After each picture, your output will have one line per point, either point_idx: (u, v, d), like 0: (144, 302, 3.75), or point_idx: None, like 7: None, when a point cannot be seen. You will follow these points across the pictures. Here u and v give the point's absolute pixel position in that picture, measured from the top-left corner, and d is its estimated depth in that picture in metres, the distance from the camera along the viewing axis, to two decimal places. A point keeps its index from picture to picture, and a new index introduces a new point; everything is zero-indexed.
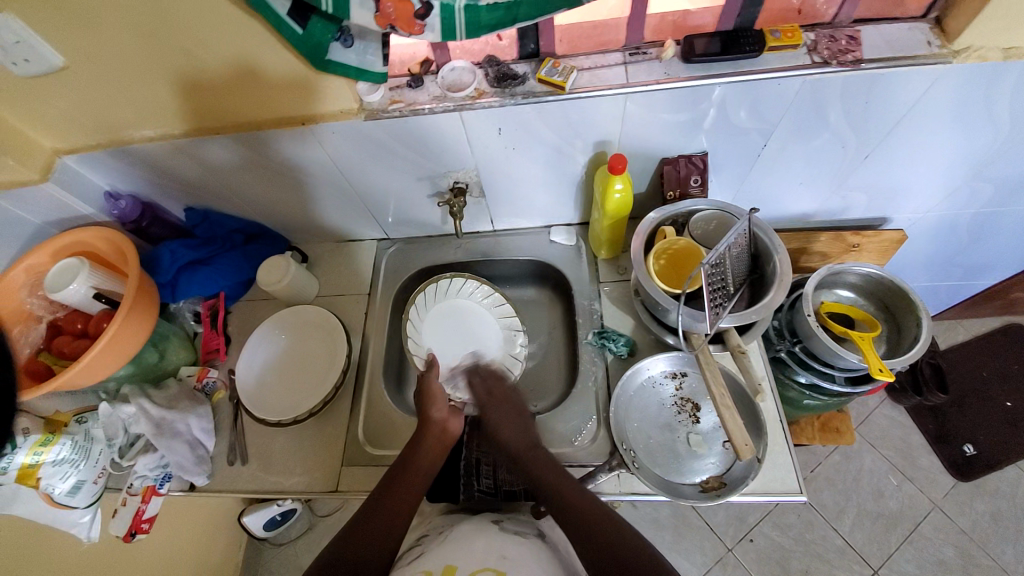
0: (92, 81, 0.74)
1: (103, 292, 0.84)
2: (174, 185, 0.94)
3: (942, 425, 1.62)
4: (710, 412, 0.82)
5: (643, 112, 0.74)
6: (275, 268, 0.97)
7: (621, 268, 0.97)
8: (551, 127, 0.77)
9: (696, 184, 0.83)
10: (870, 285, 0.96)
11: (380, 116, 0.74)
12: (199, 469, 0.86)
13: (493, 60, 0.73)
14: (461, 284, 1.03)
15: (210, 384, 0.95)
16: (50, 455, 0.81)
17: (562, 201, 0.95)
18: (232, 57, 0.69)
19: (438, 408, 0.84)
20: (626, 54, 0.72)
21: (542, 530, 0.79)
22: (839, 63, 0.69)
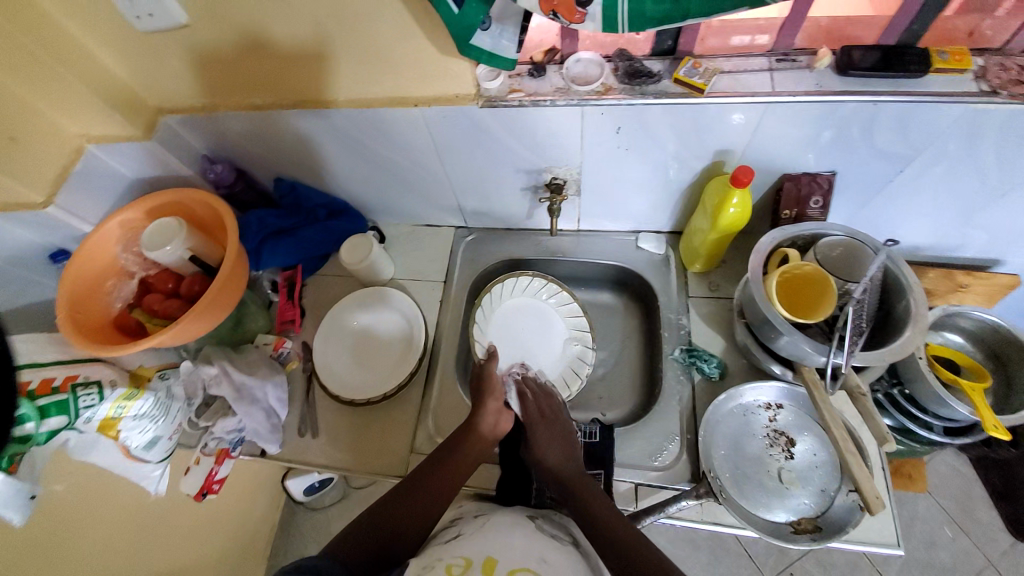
0: (215, 43, 0.73)
1: (196, 254, 0.84)
2: (269, 155, 0.94)
3: (1010, 481, 1.37)
4: (807, 449, 0.78)
5: (779, 125, 0.69)
6: (357, 248, 0.97)
7: (712, 284, 0.92)
8: (673, 132, 0.73)
9: (816, 206, 0.78)
10: (985, 333, 0.89)
11: (497, 103, 0.72)
12: (274, 437, 0.87)
13: (624, 55, 0.70)
14: (536, 283, 0.99)
15: (285, 354, 0.96)
16: (132, 410, 0.77)
17: (660, 206, 0.91)
18: (364, 34, 0.68)
19: (495, 399, 0.79)
20: (773, 60, 0.68)
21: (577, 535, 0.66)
22: (1009, 94, 0.62)
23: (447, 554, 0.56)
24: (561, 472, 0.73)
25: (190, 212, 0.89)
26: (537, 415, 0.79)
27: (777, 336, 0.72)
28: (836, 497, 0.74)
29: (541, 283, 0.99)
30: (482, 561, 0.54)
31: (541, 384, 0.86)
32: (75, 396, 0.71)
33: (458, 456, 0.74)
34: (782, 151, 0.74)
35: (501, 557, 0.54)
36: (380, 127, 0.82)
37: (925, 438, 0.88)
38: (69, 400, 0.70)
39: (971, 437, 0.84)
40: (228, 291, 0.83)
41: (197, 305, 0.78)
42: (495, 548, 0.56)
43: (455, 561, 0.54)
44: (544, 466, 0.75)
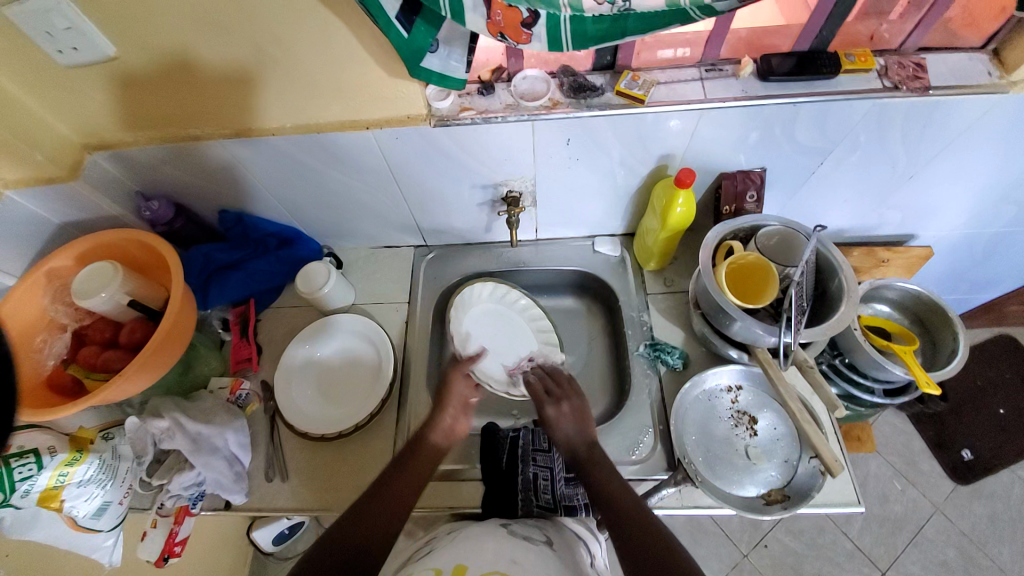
0: (145, 75, 0.69)
1: (137, 298, 0.78)
2: (211, 187, 0.90)
3: (941, 432, 1.56)
4: (767, 425, 0.83)
5: (714, 128, 0.75)
6: (314, 275, 0.94)
7: (667, 280, 0.97)
8: (620, 140, 0.77)
9: (752, 199, 0.84)
10: (907, 301, 1.00)
11: (449, 122, 0.73)
12: (237, 486, 0.82)
13: (568, 71, 0.73)
14: (503, 292, 1.00)
15: (244, 396, 0.91)
16: (76, 476, 0.72)
17: (613, 210, 0.95)
18: (306, 59, 0.67)
19: (456, 410, 0.79)
20: (702, 70, 0.74)
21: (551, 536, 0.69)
22: (908, 88, 0.71)
23: (422, 566, 0.58)
24: (575, 445, 0.74)
25: (127, 254, 0.82)
26: (545, 396, 0.81)
27: (731, 322, 0.77)
28: (798, 465, 0.79)
29: (507, 291, 1.00)
30: (453, 568, 0.56)
31: (544, 367, 0.88)
32: (9, 469, 0.66)
33: (433, 473, 0.73)
34: (719, 152, 0.81)
35: (471, 563, 0.57)
36: (330, 151, 0.80)
37: (869, 401, 0.97)
38: (2, 474, 0.65)
39: (908, 395, 0.94)
40: (175, 331, 0.78)
41: (142, 352, 0.72)
42: (466, 555, 0.59)
43: (426, 573, 0.57)
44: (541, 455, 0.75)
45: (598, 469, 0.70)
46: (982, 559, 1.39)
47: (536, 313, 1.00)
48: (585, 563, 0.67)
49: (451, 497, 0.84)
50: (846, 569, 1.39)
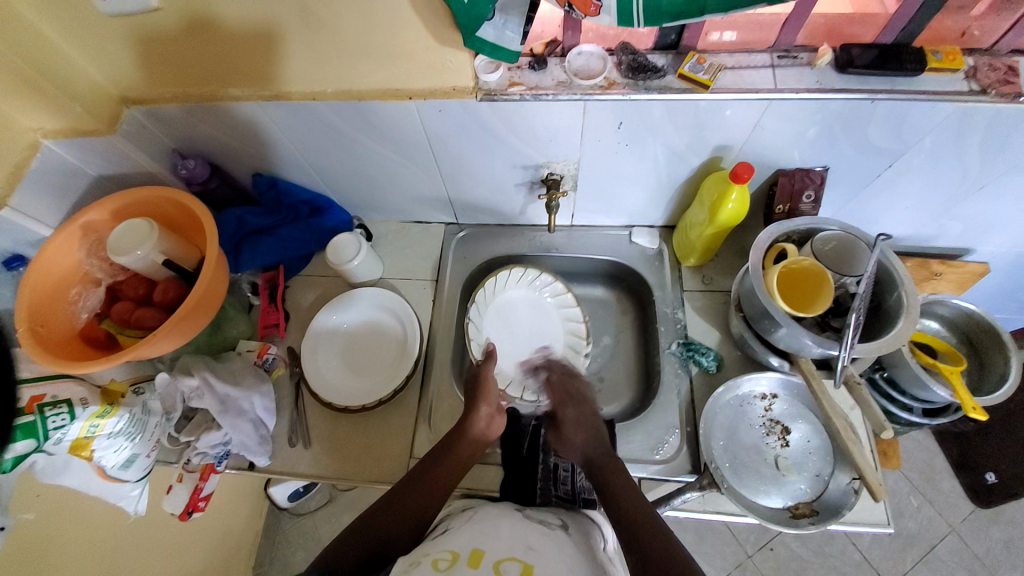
0: (188, 28, 0.67)
1: (172, 257, 0.78)
2: (247, 150, 0.88)
3: (965, 451, 1.50)
4: (800, 436, 0.80)
5: (778, 121, 0.70)
6: (345, 246, 0.93)
7: (705, 277, 0.93)
8: (675, 127, 0.72)
9: (809, 199, 0.80)
10: (959, 319, 0.94)
11: (497, 96, 0.70)
12: (262, 449, 0.83)
13: (628, 48, 0.68)
14: (539, 278, 0.96)
15: (270, 360, 0.91)
16: (107, 428, 0.73)
17: (656, 201, 0.91)
18: (352, 20, 0.63)
19: (488, 403, 0.78)
20: (774, 56, 0.69)
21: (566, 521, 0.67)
22: (998, 92, 0.64)
23: (436, 547, 0.56)
24: (591, 451, 0.74)
25: (162, 212, 0.82)
26: (564, 396, 0.82)
27: (776, 327, 0.73)
28: (830, 481, 0.76)
29: (545, 278, 0.96)
30: (469, 554, 0.54)
31: (563, 366, 0.88)
32: (44, 416, 0.67)
33: (455, 458, 0.73)
34: (781, 147, 0.75)
35: (487, 548, 0.55)
36: (370, 120, 0.78)
37: (906, 419, 0.92)
38: (37, 422, 0.66)
39: (948, 416, 0.89)
40: (211, 290, 0.78)
41: (176, 314, 0.73)
42: (481, 540, 0.56)
43: (441, 554, 0.54)
44: None
45: (611, 473, 0.70)
46: None
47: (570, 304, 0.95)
48: (600, 549, 0.64)
49: (471, 478, 0.83)
50: None
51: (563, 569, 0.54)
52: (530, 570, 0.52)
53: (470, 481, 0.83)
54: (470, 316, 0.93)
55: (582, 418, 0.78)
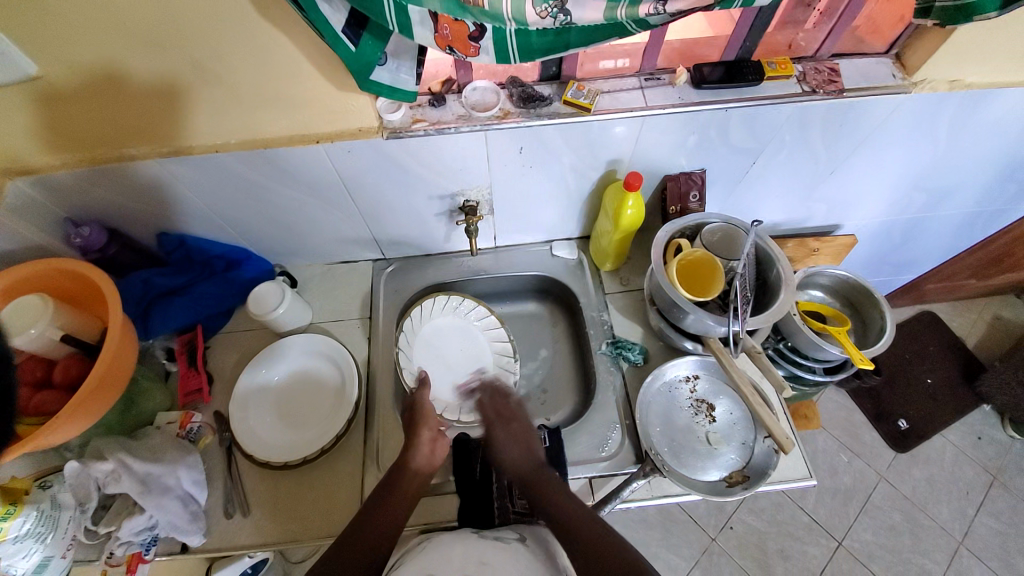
0: (75, 94, 0.66)
1: (72, 332, 0.73)
2: (151, 210, 0.85)
3: (878, 404, 1.69)
4: (725, 410, 0.88)
5: (656, 134, 0.80)
6: (268, 296, 0.91)
7: (623, 279, 1.01)
8: (571, 147, 0.80)
9: (695, 200, 0.90)
10: (838, 285, 1.09)
11: (402, 133, 0.74)
12: (194, 526, 0.78)
13: (516, 82, 0.76)
14: (465, 305, 1.00)
15: (195, 429, 0.85)
16: (10, 531, 0.66)
17: (569, 215, 0.98)
18: (250, 72, 0.66)
19: (428, 427, 0.79)
20: (642, 79, 0.79)
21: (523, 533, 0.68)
22: (825, 91, 0.78)
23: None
24: (523, 468, 0.73)
25: (56, 287, 0.77)
26: (495, 416, 0.80)
27: (686, 316, 0.81)
28: (755, 445, 0.84)
29: (470, 303, 1.00)
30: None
31: (496, 384, 0.86)
32: None
33: (405, 492, 0.72)
34: (665, 155, 0.85)
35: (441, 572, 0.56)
36: (279, 167, 0.78)
37: (812, 380, 1.03)
38: None
39: (846, 372, 1.01)
40: (120, 360, 0.74)
41: (82, 389, 0.68)
42: (434, 564, 0.58)
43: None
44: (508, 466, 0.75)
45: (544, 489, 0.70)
46: (922, 519, 1.51)
47: (496, 325, 0.99)
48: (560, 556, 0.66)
49: (426, 513, 0.82)
50: (805, 541, 1.48)
51: None
52: None
53: (426, 514, 0.82)
54: (399, 344, 0.94)
55: (516, 435, 0.76)
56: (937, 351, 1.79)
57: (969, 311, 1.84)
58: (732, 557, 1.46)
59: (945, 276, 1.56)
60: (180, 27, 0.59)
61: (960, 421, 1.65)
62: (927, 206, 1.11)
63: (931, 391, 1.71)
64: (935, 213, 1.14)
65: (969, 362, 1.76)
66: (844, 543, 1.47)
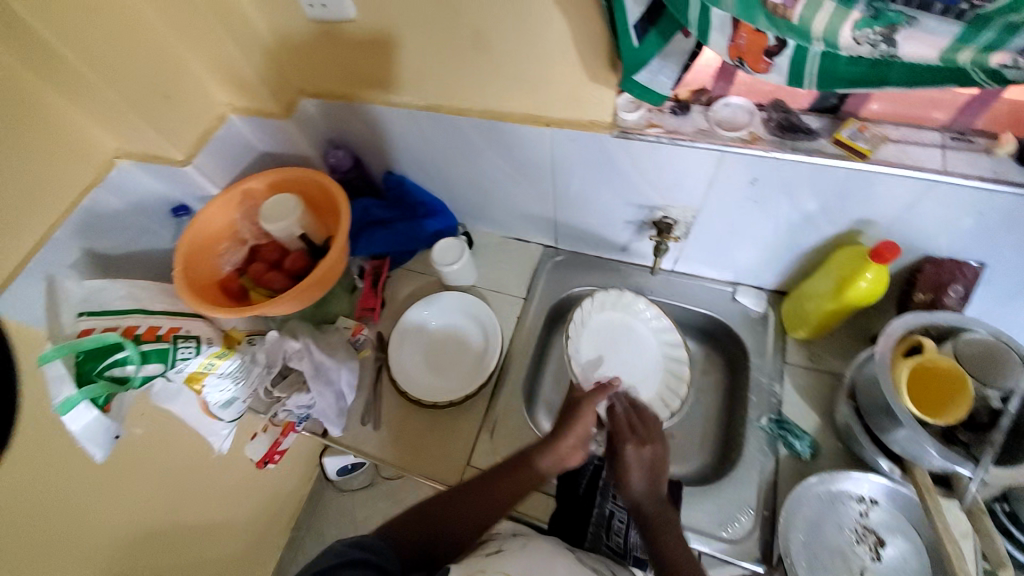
0: (373, 40, 0.76)
1: (307, 233, 0.87)
2: (386, 148, 0.96)
3: None
4: (897, 553, 0.71)
5: (937, 206, 0.65)
6: (451, 249, 0.99)
7: (813, 355, 0.86)
8: (815, 194, 0.69)
9: (955, 295, 0.71)
10: None
11: (633, 135, 0.71)
12: (338, 420, 0.89)
13: (779, 106, 0.67)
14: (647, 309, 0.92)
15: (361, 341, 0.98)
16: (220, 368, 0.82)
17: (773, 263, 0.86)
18: (517, 47, 0.68)
19: (572, 438, 0.73)
20: (947, 137, 0.64)
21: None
22: None
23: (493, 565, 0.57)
24: (643, 501, 0.69)
25: (307, 192, 0.91)
26: (628, 432, 0.73)
27: (895, 428, 0.66)
28: None
29: (653, 309, 0.92)
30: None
31: (631, 399, 0.79)
32: (176, 346, 0.77)
33: (518, 483, 0.71)
34: (932, 231, 0.69)
35: None
36: (504, 140, 0.82)
37: None
38: (170, 349, 0.76)
39: None
40: (330, 271, 0.85)
41: (300, 285, 0.81)
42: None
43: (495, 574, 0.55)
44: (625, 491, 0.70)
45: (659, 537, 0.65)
46: None
47: (675, 341, 0.91)
48: None
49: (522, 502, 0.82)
50: None
51: None
52: None
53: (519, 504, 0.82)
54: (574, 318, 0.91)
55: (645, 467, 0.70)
56: None
57: None
58: None
59: None
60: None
61: None
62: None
63: None
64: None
65: None
66: None
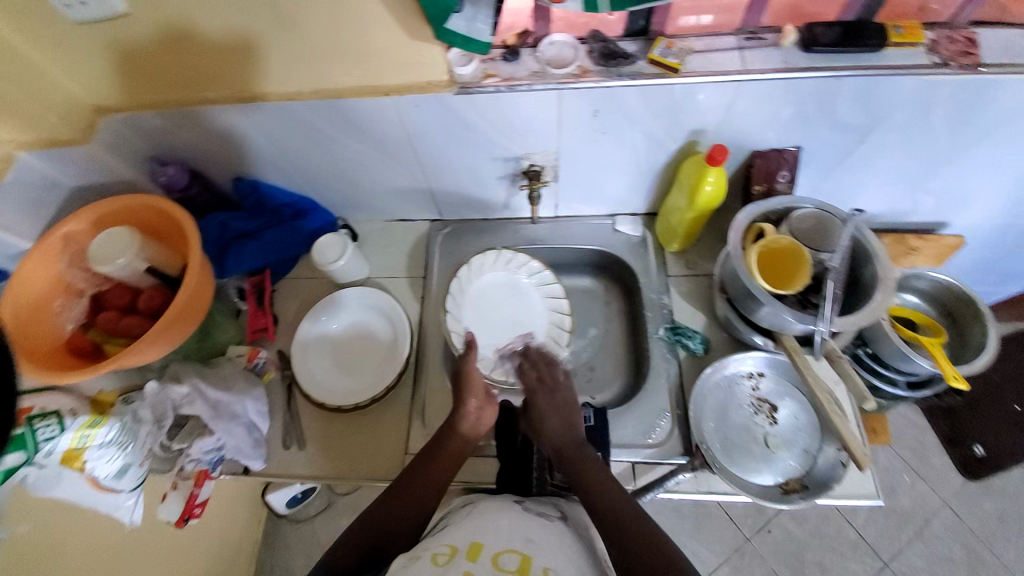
0: (164, 34, 0.67)
1: (155, 265, 0.78)
2: (226, 154, 0.88)
3: (955, 426, 1.52)
4: (788, 413, 0.81)
5: (749, 103, 0.72)
6: (331, 246, 0.93)
7: (690, 262, 0.94)
8: (651, 113, 0.74)
9: (783, 180, 0.81)
10: (938, 292, 0.96)
11: (471, 89, 0.70)
12: (257, 452, 0.84)
13: (598, 36, 0.70)
14: (526, 263, 0.95)
15: (261, 364, 0.90)
16: (97, 438, 0.72)
17: (637, 188, 0.92)
18: (324, 17, 0.64)
19: (475, 396, 0.76)
20: (741, 39, 0.70)
21: (564, 512, 0.67)
22: (959, 65, 0.67)
23: (435, 542, 0.56)
24: (560, 442, 0.73)
25: (142, 224, 0.82)
26: (537, 386, 0.79)
27: (758, 306, 0.75)
28: (818, 455, 0.78)
29: (533, 265, 0.95)
30: (468, 547, 0.54)
31: (541, 351, 0.85)
32: (33, 428, 0.66)
33: (449, 456, 0.72)
34: (751, 128, 0.77)
35: (486, 541, 0.55)
36: (350, 119, 0.78)
37: (892, 392, 0.93)
38: (27, 433, 0.65)
39: (934, 388, 0.90)
40: (197, 296, 0.79)
41: (162, 319, 0.73)
42: (481, 532, 0.56)
43: (440, 548, 0.55)
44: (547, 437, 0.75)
45: (580, 468, 0.69)
46: (988, 555, 1.37)
47: (557, 294, 0.93)
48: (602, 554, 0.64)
49: (468, 472, 0.83)
50: (849, 557, 1.39)
51: (560, 561, 0.54)
52: (530, 561, 0.52)
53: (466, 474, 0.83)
54: (451, 289, 0.92)
55: (557, 406, 0.76)
56: None
57: None
58: (766, 560, 1.40)
59: None
60: None
61: None
62: None
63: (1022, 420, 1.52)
64: None
65: None
66: (893, 566, 1.37)
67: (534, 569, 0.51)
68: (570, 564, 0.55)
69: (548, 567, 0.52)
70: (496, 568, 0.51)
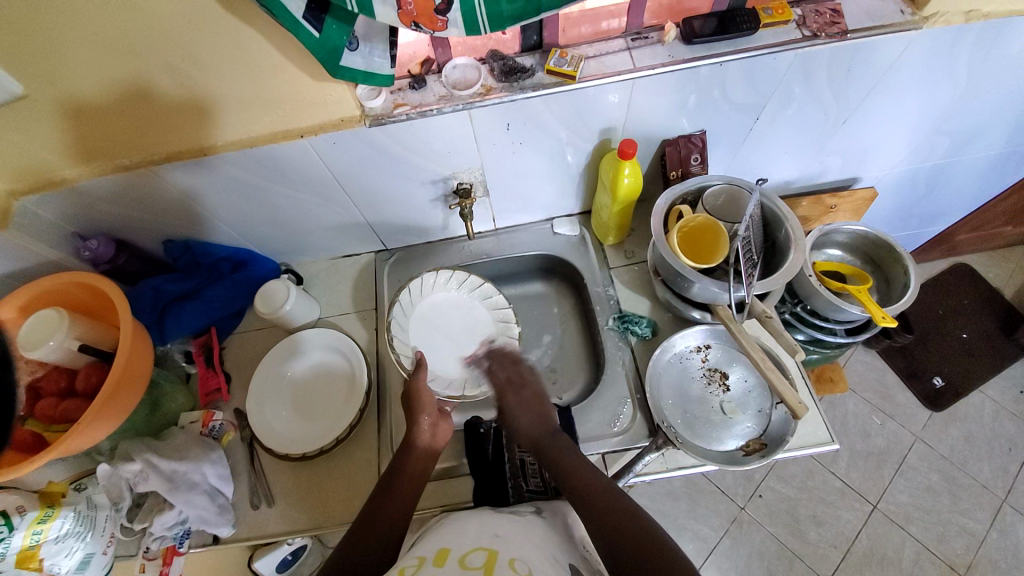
0: (61, 109, 0.67)
1: (88, 342, 0.76)
2: (153, 218, 0.87)
3: (911, 362, 1.61)
4: (739, 378, 0.86)
5: (647, 96, 0.77)
6: (273, 294, 0.92)
7: (628, 252, 0.99)
8: (560, 119, 0.78)
9: (696, 163, 0.86)
10: (856, 242, 1.03)
11: (385, 120, 0.73)
12: (223, 518, 0.81)
13: (497, 55, 0.74)
14: (479, 286, 0.96)
15: (217, 428, 0.89)
16: (51, 532, 0.71)
17: (565, 189, 0.96)
18: (220, 69, 0.65)
19: (426, 413, 0.78)
20: (629, 40, 0.76)
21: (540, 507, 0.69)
22: (827, 35, 0.73)
23: (405, 557, 0.57)
24: (535, 434, 0.75)
25: (74, 298, 0.80)
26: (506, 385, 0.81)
27: (690, 284, 0.80)
28: (772, 413, 0.82)
29: (486, 287, 0.96)
30: (436, 554, 0.55)
31: (505, 352, 0.87)
32: None
33: (417, 480, 0.72)
34: (655, 120, 0.82)
35: (453, 546, 0.56)
36: (275, 168, 0.80)
37: (833, 342, 0.97)
38: None
39: (869, 331, 0.95)
40: (132, 366, 0.77)
41: (100, 394, 0.71)
42: (448, 538, 0.58)
43: (409, 562, 0.55)
44: (521, 431, 0.77)
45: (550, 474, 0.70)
46: (964, 478, 1.45)
47: (508, 319, 0.94)
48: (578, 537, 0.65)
49: (443, 495, 0.83)
50: (838, 506, 1.44)
51: (529, 547, 0.56)
52: (497, 554, 0.54)
53: (444, 497, 0.83)
54: (410, 285, 0.94)
55: (528, 403, 0.78)
56: (975, 304, 1.69)
57: (1007, 260, 1.73)
58: (761, 525, 1.44)
59: (976, 224, 1.47)
60: (146, 26, 0.58)
61: (1000, 375, 1.57)
62: (952, 150, 1.03)
63: (968, 347, 1.63)
64: (960, 158, 1.06)
65: (1007, 313, 1.67)
66: (879, 507, 1.43)
67: (502, 561, 0.53)
68: (541, 550, 0.57)
69: (515, 556, 0.54)
70: (464, 567, 0.52)
